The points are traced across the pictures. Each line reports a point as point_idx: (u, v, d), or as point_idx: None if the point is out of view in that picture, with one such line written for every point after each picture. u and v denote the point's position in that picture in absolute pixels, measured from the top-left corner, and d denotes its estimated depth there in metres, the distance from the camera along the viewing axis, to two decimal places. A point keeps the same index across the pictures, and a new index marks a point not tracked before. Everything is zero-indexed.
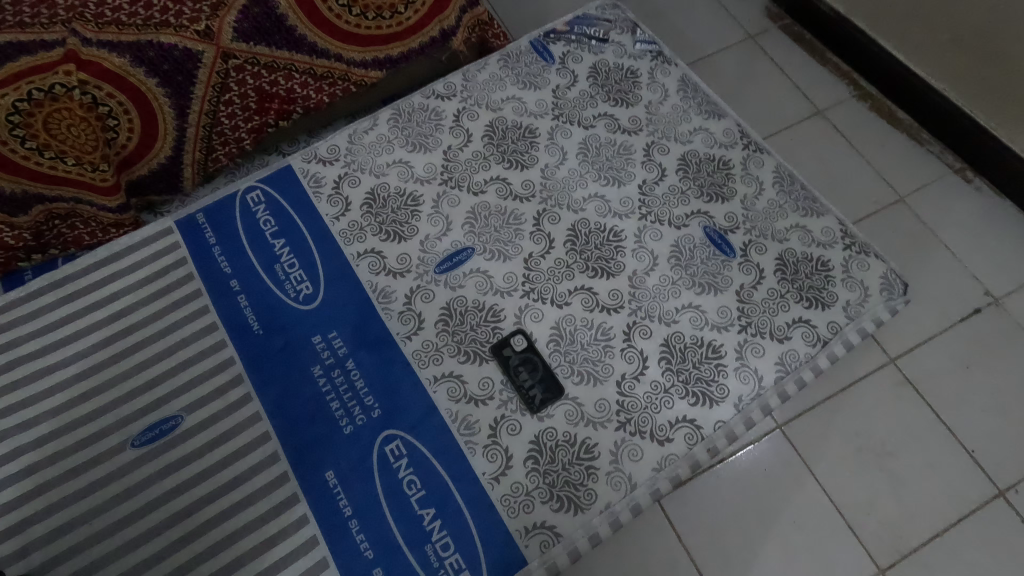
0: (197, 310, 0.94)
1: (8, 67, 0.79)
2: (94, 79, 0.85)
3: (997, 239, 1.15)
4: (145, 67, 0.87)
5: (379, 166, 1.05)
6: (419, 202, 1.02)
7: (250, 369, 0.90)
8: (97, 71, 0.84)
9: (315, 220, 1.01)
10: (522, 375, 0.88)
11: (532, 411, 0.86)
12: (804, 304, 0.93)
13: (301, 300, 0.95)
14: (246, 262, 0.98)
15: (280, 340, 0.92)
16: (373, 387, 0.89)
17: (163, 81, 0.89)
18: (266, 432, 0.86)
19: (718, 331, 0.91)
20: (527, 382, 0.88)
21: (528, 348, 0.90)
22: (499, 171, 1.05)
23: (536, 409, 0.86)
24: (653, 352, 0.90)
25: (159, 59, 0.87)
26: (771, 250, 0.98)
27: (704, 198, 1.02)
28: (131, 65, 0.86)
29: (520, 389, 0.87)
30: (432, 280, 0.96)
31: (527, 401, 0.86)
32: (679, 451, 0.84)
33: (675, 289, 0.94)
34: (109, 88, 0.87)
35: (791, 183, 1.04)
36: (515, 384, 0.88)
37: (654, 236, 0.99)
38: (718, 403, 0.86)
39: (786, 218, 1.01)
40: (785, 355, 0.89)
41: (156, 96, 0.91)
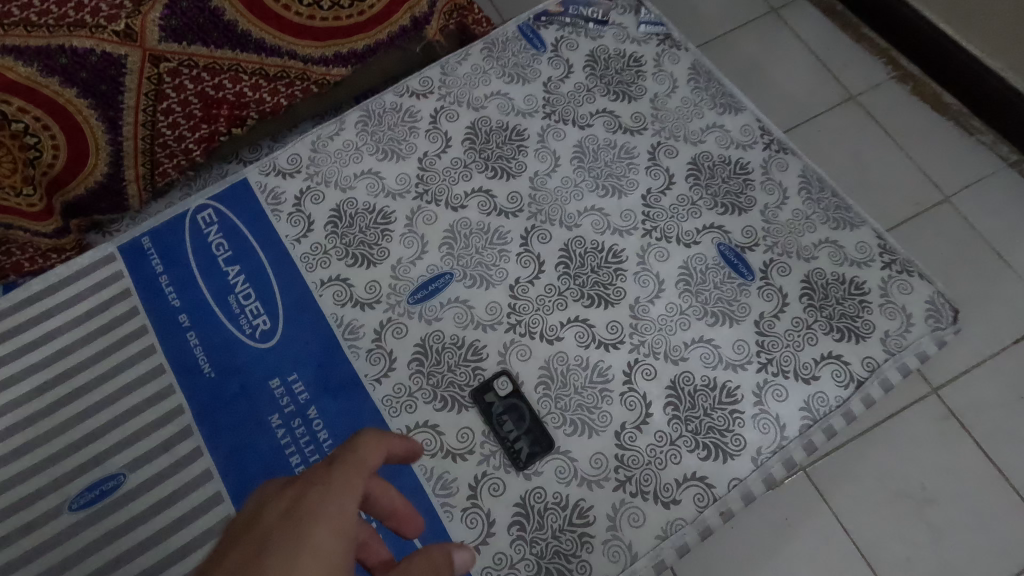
0: (142, 351, 0.84)
1: None
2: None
3: None
4: (58, 76, 0.74)
5: (346, 178, 0.93)
6: (390, 219, 0.90)
7: (201, 419, 0.80)
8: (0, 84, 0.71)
9: (274, 242, 0.90)
10: (506, 425, 0.77)
11: (518, 469, 0.75)
12: (835, 336, 0.80)
13: (257, 337, 0.84)
14: (196, 294, 0.87)
15: (234, 385, 0.82)
16: (338, 439, 0.79)
17: (84, 92, 0.76)
18: (219, 492, 0.77)
19: (734, 371, 0.78)
20: (512, 433, 0.77)
21: (512, 393, 0.79)
22: (482, 181, 0.92)
23: (524, 465, 0.75)
24: (658, 397, 0.78)
25: (75, 67, 0.74)
26: (796, 271, 0.84)
27: (718, 210, 0.88)
28: (41, 74, 0.73)
29: (504, 442, 0.76)
30: (405, 312, 0.84)
31: (512, 456, 0.75)
32: (687, 515, 0.72)
33: (684, 319, 0.82)
34: (19, 102, 0.74)
35: (820, 188, 0.89)
36: (499, 436, 0.77)
37: (659, 257, 0.86)
38: (733, 457, 0.74)
39: (814, 232, 0.87)
40: (812, 399, 0.77)
41: (78, 108, 0.78)
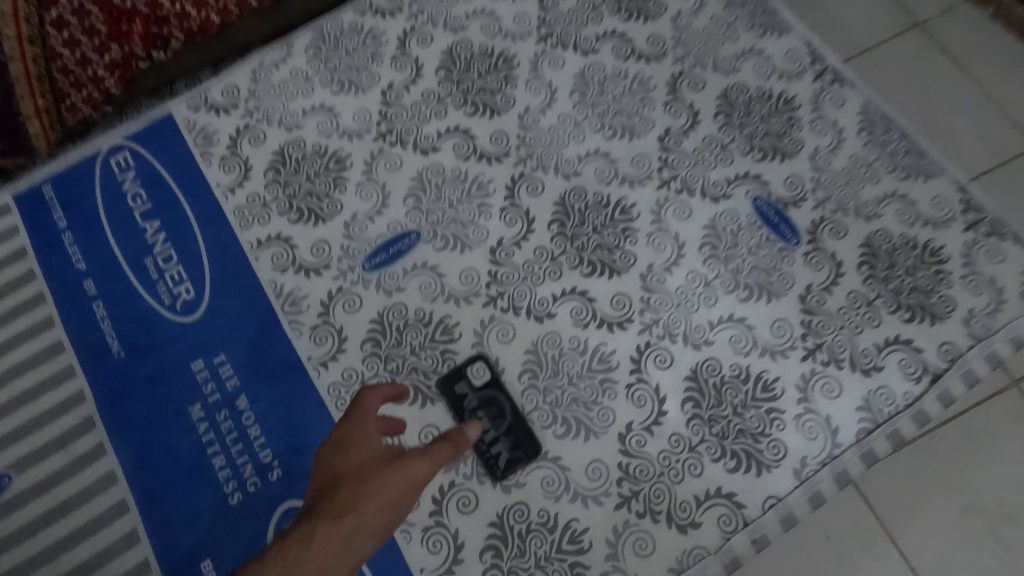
0: (38, 324, 0.68)
1: None
2: None
3: None
4: None
5: (292, 114, 0.75)
6: (345, 165, 0.73)
7: (105, 408, 0.65)
8: None
9: (203, 193, 0.73)
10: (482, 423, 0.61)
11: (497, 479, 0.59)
12: (903, 316, 0.62)
13: (178, 310, 0.68)
14: (107, 256, 0.71)
15: (148, 369, 0.66)
16: (272, 437, 0.63)
17: None
18: (123, 501, 0.62)
19: (772, 358, 0.62)
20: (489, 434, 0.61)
21: (487, 383, 0.63)
22: (459, 119, 0.74)
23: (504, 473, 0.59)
24: (674, 391, 0.61)
25: None
26: (854, 233, 0.66)
27: (754, 155, 0.70)
28: None
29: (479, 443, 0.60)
30: (360, 280, 0.68)
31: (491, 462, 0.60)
32: (709, 544, 0.56)
33: (709, 292, 0.65)
34: None
35: (886, 129, 0.71)
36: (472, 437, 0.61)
37: (679, 214, 0.68)
38: (770, 470, 0.58)
39: (877, 183, 0.68)
40: (873, 396, 0.60)
41: None
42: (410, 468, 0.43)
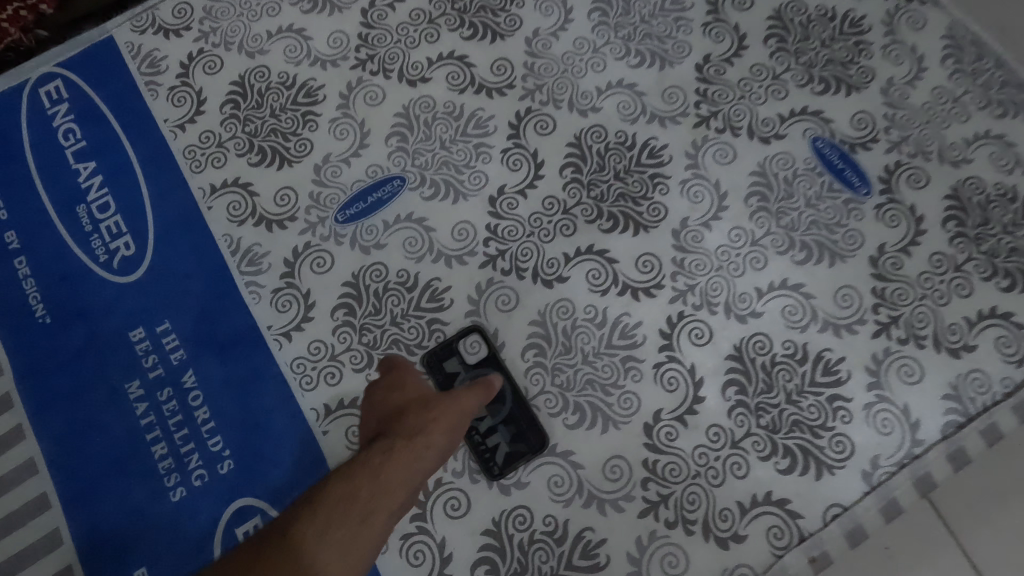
0: None
1: None
2: None
3: None
4: None
5: (255, 38, 0.63)
6: (317, 98, 0.61)
7: (26, 384, 0.54)
8: None
9: (148, 130, 0.61)
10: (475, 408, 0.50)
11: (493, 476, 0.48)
12: (1001, 283, 0.50)
13: (114, 268, 0.57)
14: (31, 202, 0.59)
15: (77, 337, 0.55)
16: (224, 422, 0.53)
17: None
18: (43, 495, 0.51)
19: (836, 334, 0.50)
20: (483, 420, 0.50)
21: (481, 359, 0.52)
22: (454, 42, 0.61)
23: (502, 469, 0.48)
24: (713, 372, 0.49)
25: None
26: (938, 182, 0.53)
27: (814, 87, 0.57)
28: None
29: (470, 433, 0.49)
30: (333, 235, 0.56)
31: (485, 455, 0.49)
32: (755, 561, 0.45)
33: (758, 253, 0.52)
34: None
35: (977, 57, 0.57)
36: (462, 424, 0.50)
37: (720, 157, 0.55)
38: (832, 472, 0.47)
39: (966, 121, 0.55)
40: (963, 382, 0.48)
41: None
42: (458, 402, 0.45)
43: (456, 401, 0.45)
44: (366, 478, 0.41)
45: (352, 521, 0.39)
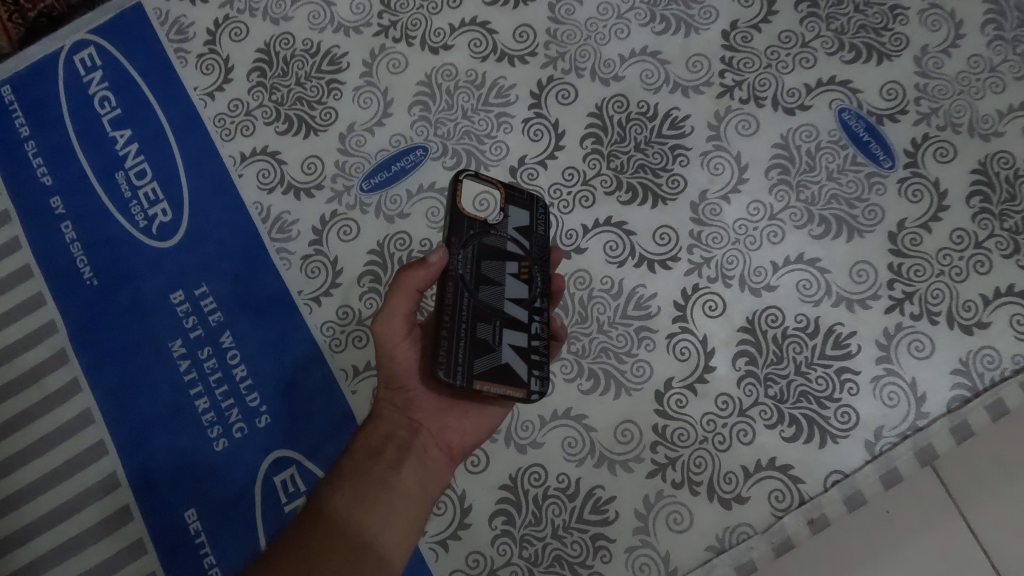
0: (6, 243, 0.61)
1: None
2: None
3: None
4: None
5: (279, 5, 0.63)
6: (341, 65, 0.61)
7: (81, 341, 0.58)
8: None
9: (179, 97, 0.62)
10: (522, 294, 0.45)
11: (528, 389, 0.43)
12: (1018, 261, 0.50)
13: (154, 233, 0.60)
14: (73, 169, 0.62)
15: (124, 298, 0.59)
16: (259, 379, 0.56)
17: None
18: (101, 442, 0.56)
19: (849, 310, 0.51)
20: (522, 313, 0.45)
21: (473, 222, 0.44)
22: (476, 9, 0.61)
23: (506, 381, 0.42)
24: (724, 343, 0.51)
25: None
26: (964, 155, 0.53)
27: (844, 55, 0.56)
28: None
29: (533, 324, 0.45)
30: (357, 203, 0.58)
31: (514, 362, 0.43)
32: (756, 521, 0.48)
33: (776, 227, 0.53)
34: None
35: (1018, 22, 0.55)
36: (530, 312, 0.45)
37: (743, 128, 0.55)
38: (838, 440, 0.48)
39: (1000, 93, 0.54)
40: (974, 357, 0.49)
41: None
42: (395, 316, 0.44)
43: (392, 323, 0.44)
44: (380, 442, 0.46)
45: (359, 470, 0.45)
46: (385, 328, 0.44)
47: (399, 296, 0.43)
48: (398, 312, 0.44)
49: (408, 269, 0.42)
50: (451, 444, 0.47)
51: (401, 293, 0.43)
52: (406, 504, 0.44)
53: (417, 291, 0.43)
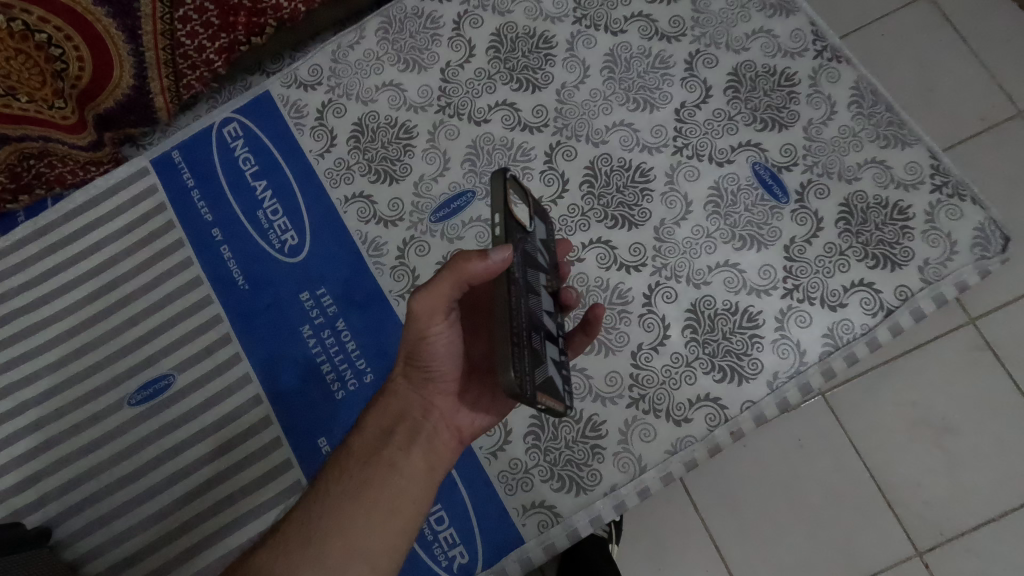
0: (182, 262, 0.88)
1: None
2: (55, 18, 0.75)
3: None
4: None
5: (367, 90, 0.90)
6: (412, 134, 0.88)
7: (240, 326, 0.86)
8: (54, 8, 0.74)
9: (299, 158, 0.90)
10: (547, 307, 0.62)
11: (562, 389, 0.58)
12: (868, 263, 0.76)
13: (286, 252, 0.87)
14: (226, 208, 0.89)
15: (267, 297, 0.86)
16: (365, 350, 0.83)
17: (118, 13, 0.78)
18: (258, 394, 0.84)
19: (757, 296, 0.77)
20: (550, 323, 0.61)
21: (523, 241, 0.60)
22: (506, 94, 0.88)
23: (551, 383, 0.55)
24: (677, 320, 0.78)
25: None
26: (834, 193, 0.79)
27: (756, 126, 0.83)
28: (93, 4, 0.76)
29: (557, 334, 0.62)
30: (427, 230, 0.85)
31: (553, 371, 0.58)
32: (697, 433, 0.74)
33: (710, 243, 0.80)
34: (65, 27, 0.76)
35: (873, 102, 0.82)
36: (557, 330, 0.62)
37: (689, 176, 0.82)
38: (749, 380, 0.75)
39: (860, 150, 0.81)
40: (836, 326, 0.75)
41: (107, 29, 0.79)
42: (436, 303, 0.57)
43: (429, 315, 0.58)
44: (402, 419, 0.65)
45: (385, 448, 0.63)
46: (428, 310, 0.58)
47: (445, 281, 0.56)
48: (441, 295, 0.57)
49: (471, 261, 0.53)
50: (456, 426, 0.67)
51: (452, 276, 0.55)
52: (419, 471, 0.63)
53: (466, 277, 0.55)
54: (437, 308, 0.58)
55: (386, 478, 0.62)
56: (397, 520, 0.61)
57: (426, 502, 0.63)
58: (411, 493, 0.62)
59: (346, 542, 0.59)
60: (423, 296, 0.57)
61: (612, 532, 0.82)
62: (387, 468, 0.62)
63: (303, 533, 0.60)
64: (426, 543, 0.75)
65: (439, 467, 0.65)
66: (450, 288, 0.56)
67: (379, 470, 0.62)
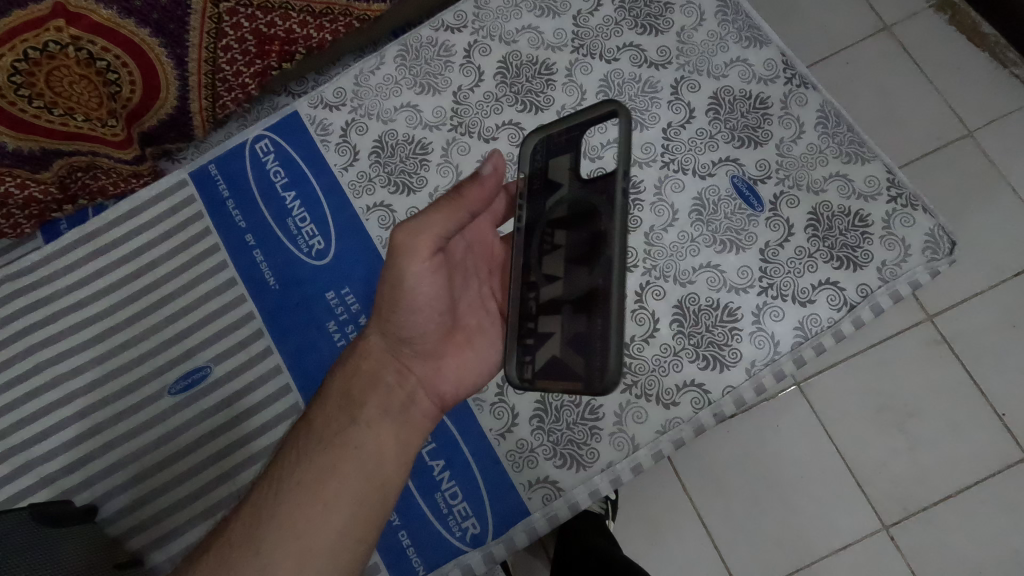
0: (218, 265, 0.97)
1: (64, 54, 0.81)
2: (117, 48, 0.85)
3: None
4: (150, 28, 0.84)
5: (387, 111, 1.00)
6: (427, 149, 0.98)
7: (271, 323, 0.95)
8: (121, 40, 0.84)
9: (325, 171, 1.00)
10: (558, 269, 0.66)
11: (560, 347, 0.64)
12: (834, 264, 0.87)
13: (313, 256, 0.97)
14: (259, 216, 0.99)
15: (296, 297, 0.95)
16: None
17: (171, 42, 0.88)
18: (288, 384, 0.93)
19: (736, 293, 0.87)
20: (559, 284, 0.65)
21: (596, 223, 0.64)
22: (512, 115, 0.98)
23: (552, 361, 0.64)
24: (665, 315, 0.87)
25: (165, 20, 0.85)
26: (803, 203, 0.90)
27: (735, 143, 0.93)
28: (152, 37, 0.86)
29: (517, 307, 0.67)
30: None
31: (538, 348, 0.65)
32: (684, 414, 0.84)
33: (694, 246, 0.90)
34: (125, 57, 0.86)
35: (836, 123, 0.93)
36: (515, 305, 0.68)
37: (676, 188, 0.92)
38: (729, 367, 0.84)
39: (826, 165, 0.91)
40: (805, 320, 0.85)
41: (161, 60, 0.89)
42: (423, 239, 0.62)
43: (415, 257, 0.62)
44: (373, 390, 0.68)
45: (350, 432, 0.64)
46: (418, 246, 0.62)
47: (440, 212, 0.62)
48: (433, 231, 0.62)
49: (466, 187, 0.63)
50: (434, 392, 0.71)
51: (449, 206, 0.62)
52: (388, 451, 0.65)
53: (461, 207, 0.63)
54: (426, 244, 0.63)
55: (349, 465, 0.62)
56: (360, 509, 0.62)
57: (395, 479, 0.65)
58: (380, 470, 0.64)
59: (303, 537, 0.58)
60: (411, 228, 0.62)
61: (608, 508, 0.91)
62: (352, 455, 0.63)
63: (257, 530, 0.59)
64: (442, 516, 0.83)
65: (409, 441, 0.67)
66: (442, 224, 0.62)
67: (343, 455, 0.63)
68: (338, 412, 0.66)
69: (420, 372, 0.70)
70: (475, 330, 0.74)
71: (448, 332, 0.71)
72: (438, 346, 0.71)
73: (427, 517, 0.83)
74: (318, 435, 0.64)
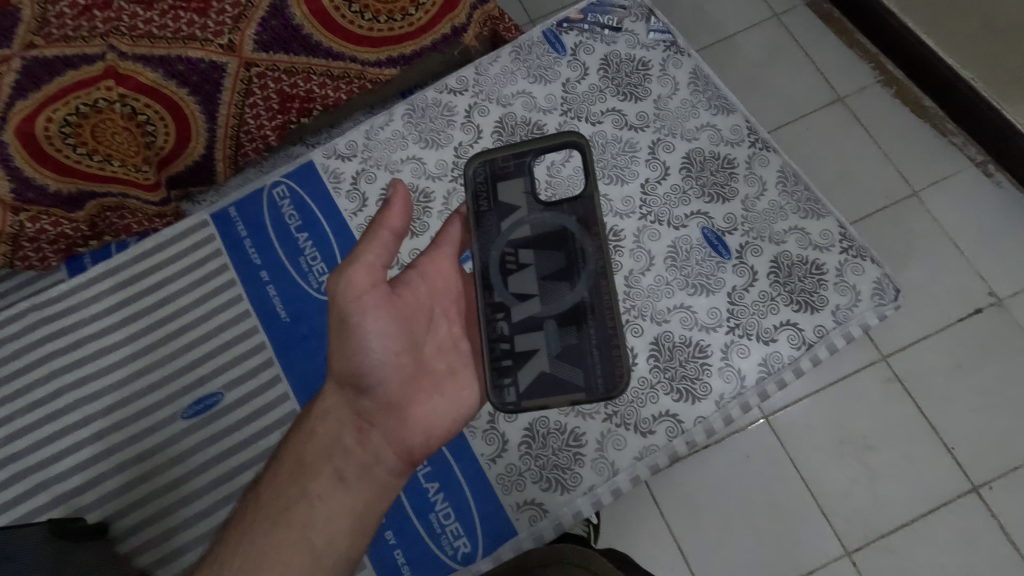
0: (233, 298, 1.06)
1: (110, 109, 0.92)
2: (157, 104, 0.96)
3: (987, 242, 1.11)
4: (188, 89, 0.96)
5: (394, 162, 1.11)
6: (430, 198, 1.09)
7: (281, 353, 1.03)
8: (162, 98, 0.95)
9: (334, 215, 1.10)
10: (531, 288, 0.75)
11: (550, 359, 0.74)
12: (793, 307, 0.97)
13: (323, 291, 1.06)
14: (273, 254, 1.08)
15: (305, 328, 1.04)
16: None
17: (206, 101, 0.98)
18: (293, 409, 1.00)
19: (706, 332, 0.96)
20: (537, 300, 0.75)
21: (569, 245, 0.76)
22: None
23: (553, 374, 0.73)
24: (642, 351, 0.96)
25: (202, 81, 0.96)
26: (766, 251, 1.01)
27: (705, 198, 1.05)
28: (187, 94, 0.96)
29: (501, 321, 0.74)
30: None
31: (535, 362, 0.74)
32: (659, 442, 0.91)
33: (669, 289, 0.99)
34: (163, 112, 0.97)
35: (795, 182, 1.05)
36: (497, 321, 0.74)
37: (652, 237, 1.03)
38: (700, 400, 0.93)
39: (785, 219, 1.03)
40: (768, 357, 0.94)
41: (195, 116, 1.00)
42: (360, 273, 0.70)
43: (352, 290, 0.70)
44: (326, 456, 0.72)
45: (296, 509, 0.68)
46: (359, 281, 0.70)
47: (372, 244, 0.71)
48: (368, 265, 0.70)
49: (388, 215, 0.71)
50: (401, 445, 0.73)
51: (377, 236, 0.71)
52: (337, 520, 0.68)
53: (388, 233, 0.71)
54: (366, 283, 0.70)
55: (292, 543, 0.65)
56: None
57: (348, 559, 0.67)
58: (328, 550, 0.66)
59: None
60: (349, 266, 0.70)
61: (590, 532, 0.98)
62: (294, 532, 0.66)
63: None
64: (435, 535, 0.89)
65: (363, 510, 0.71)
66: (372, 252, 0.70)
67: (287, 533, 0.66)
68: (284, 485, 0.70)
69: (384, 424, 0.73)
70: (442, 375, 0.76)
71: (413, 379, 0.74)
72: (404, 394, 0.74)
73: (421, 536, 0.89)
74: (263, 513, 0.68)
